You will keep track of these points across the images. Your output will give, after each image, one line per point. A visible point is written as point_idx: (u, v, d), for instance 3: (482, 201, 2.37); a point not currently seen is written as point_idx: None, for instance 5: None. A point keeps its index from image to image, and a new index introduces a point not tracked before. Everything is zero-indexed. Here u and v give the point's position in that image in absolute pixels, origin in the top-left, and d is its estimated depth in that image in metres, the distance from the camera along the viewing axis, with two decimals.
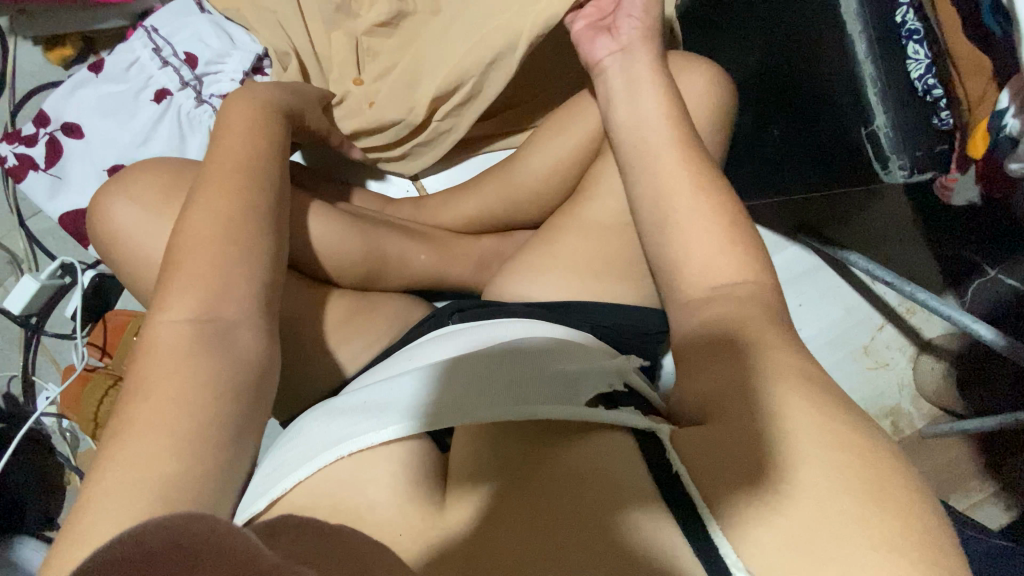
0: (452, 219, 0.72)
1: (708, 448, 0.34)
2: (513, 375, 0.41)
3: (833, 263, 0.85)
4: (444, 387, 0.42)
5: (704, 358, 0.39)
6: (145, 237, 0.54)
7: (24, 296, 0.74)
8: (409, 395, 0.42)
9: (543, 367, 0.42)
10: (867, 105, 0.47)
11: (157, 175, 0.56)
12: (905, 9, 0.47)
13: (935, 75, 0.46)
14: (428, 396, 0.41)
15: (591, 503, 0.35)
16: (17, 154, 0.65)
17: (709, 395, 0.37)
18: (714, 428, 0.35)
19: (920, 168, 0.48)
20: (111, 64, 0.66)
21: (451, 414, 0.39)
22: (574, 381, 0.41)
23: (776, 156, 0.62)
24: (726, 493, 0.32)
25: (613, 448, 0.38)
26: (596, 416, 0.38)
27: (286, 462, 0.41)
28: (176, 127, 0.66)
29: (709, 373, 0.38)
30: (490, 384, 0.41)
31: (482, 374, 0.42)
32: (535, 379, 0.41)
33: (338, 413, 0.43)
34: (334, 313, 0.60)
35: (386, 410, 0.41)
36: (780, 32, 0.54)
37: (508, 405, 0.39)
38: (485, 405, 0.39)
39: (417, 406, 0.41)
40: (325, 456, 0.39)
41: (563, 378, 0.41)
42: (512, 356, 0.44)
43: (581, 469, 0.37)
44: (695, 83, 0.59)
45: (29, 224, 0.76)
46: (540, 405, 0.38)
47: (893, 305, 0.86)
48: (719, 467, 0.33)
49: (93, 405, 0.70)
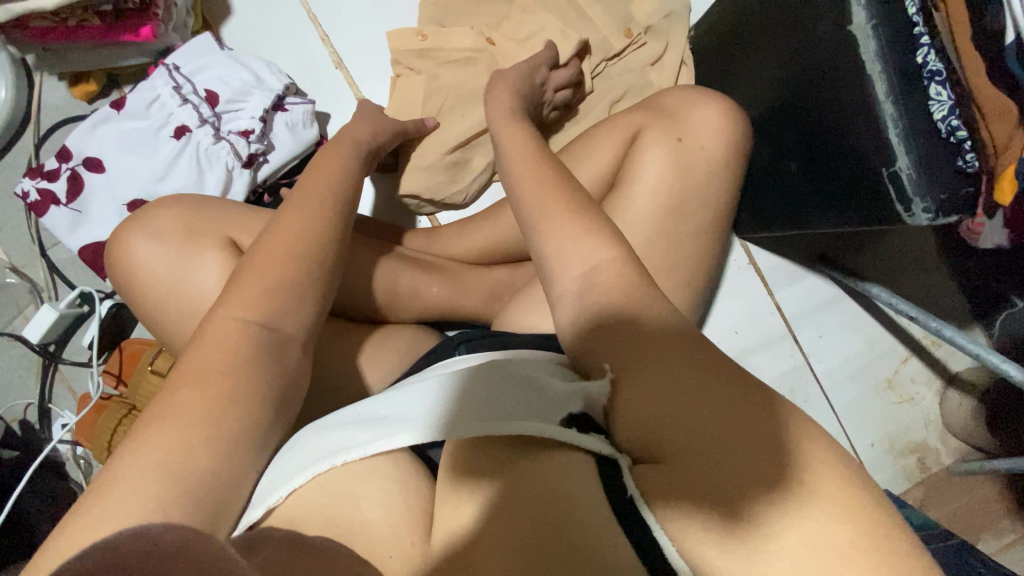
0: (464, 250, 0.72)
1: (663, 474, 0.32)
2: (492, 395, 0.41)
3: (853, 294, 0.82)
4: (438, 404, 0.41)
5: (628, 373, 0.36)
6: (160, 273, 0.54)
7: (43, 325, 0.74)
8: (406, 408, 0.42)
9: (524, 386, 0.41)
10: (888, 146, 0.46)
11: (173, 211, 0.57)
12: (926, 49, 0.45)
13: (959, 116, 0.44)
14: (419, 410, 0.41)
15: (550, 526, 0.34)
16: (39, 188, 0.66)
17: (655, 409, 0.34)
18: (670, 447, 0.33)
19: (945, 211, 0.46)
20: (132, 101, 0.67)
21: (431, 430, 0.39)
22: (551, 397, 0.40)
23: (791, 194, 0.61)
24: (675, 517, 0.31)
25: (574, 468, 0.36)
26: (562, 435, 0.36)
27: (281, 467, 0.40)
28: (197, 165, 0.67)
29: (652, 381, 0.35)
30: (469, 402, 0.40)
31: (465, 393, 0.42)
32: (513, 398, 0.40)
33: (327, 429, 0.43)
34: (346, 346, 0.60)
35: (382, 425, 0.41)
36: (799, 67, 0.54)
37: (488, 419, 0.38)
38: (470, 420, 0.38)
39: (410, 420, 0.40)
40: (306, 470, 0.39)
41: (544, 395, 0.40)
42: (496, 375, 0.43)
43: (544, 491, 0.36)
44: (707, 116, 0.59)
45: (49, 253, 0.77)
46: (515, 420, 0.37)
47: (916, 338, 0.83)
48: (682, 491, 0.31)
49: (107, 433, 0.71)
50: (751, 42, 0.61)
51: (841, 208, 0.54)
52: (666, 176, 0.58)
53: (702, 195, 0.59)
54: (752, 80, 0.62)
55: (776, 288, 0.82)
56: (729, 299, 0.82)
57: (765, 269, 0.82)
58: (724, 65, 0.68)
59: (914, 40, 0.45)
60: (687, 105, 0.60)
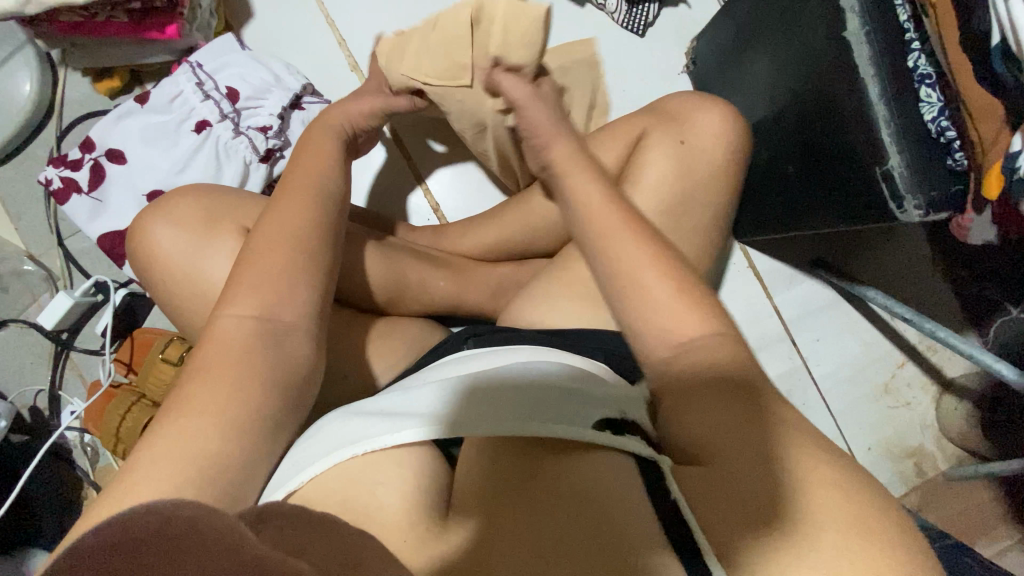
0: (473, 247, 0.75)
1: (709, 491, 0.34)
2: (526, 394, 0.42)
3: (849, 299, 0.84)
4: (470, 398, 0.43)
5: (684, 393, 0.39)
6: (179, 257, 0.56)
7: (58, 312, 0.76)
8: (425, 403, 0.43)
9: (558, 389, 0.43)
10: (880, 145, 0.48)
11: (192, 200, 0.59)
12: (916, 54, 0.48)
13: (947, 117, 0.47)
14: (443, 407, 0.43)
15: (587, 519, 0.37)
16: (62, 177, 0.68)
17: (712, 432, 0.36)
18: (718, 467, 0.35)
19: (934, 207, 0.48)
20: (156, 96, 0.70)
21: (465, 425, 0.40)
22: (584, 402, 0.42)
23: (788, 195, 0.63)
24: (727, 537, 0.33)
25: (613, 468, 0.39)
26: (604, 440, 0.39)
27: (300, 458, 0.41)
28: (215, 158, 0.69)
29: (713, 410, 0.37)
30: (502, 401, 0.42)
31: (496, 392, 0.43)
32: (547, 399, 0.42)
33: (353, 418, 0.44)
34: (355, 334, 0.62)
35: (399, 417, 0.43)
36: (795, 73, 0.57)
37: (520, 419, 0.40)
38: (505, 418, 0.40)
39: (430, 414, 0.42)
40: (336, 456, 0.40)
41: (574, 400, 0.42)
42: (525, 375, 0.45)
43: (582, 486, 0.38)
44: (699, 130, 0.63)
45: (66, 242, 0.79)
46: (554, 424, 0.40)
47: (912, 343, 0.84)
48: (728, 514, 0.33)
49: (115, 421, 0.73)
50: (749, 51, 0.64)
51: (837, 206, 0.56)
52: (669, 176, 0.61)
53: (703, 194, 0.61)
54: (751, 87, 0.65)
55: (775, 292, 0.84)
56: (729, 301, 0.83)
57: (765, 272, 0.84)
58: (723, 77, 0.72)
59: (905, 46, 0.48)
60: (688, 110, 0.62)
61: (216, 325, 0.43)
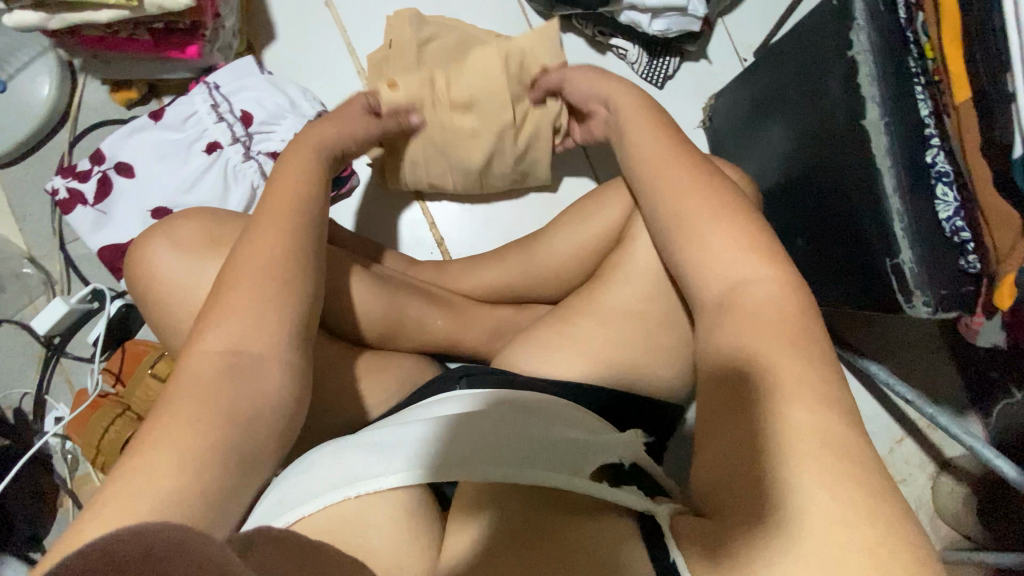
0: (474, 285, 0.74)
1: (706, 533, 0.34)
2: (522, 437, 0.42)
3: (852, 368, 0.83)
4: (465, 437, 0.42)
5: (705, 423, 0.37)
6: (175, 283, 0.56)
7: (53, 317, 0.76)
8: (418, 440, 0.42)
9: (557, 435, 0.43)
10: (892, 238, 0.47)
11: (194, 224, 0.58)
12: (935, 150, 0.47)
13: (964, 217, 0.46)
14: (440, 447, 0.42)
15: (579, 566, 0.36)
16: (68, 187, 0.68)
17: (713, 474, 0.35)
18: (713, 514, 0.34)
19: (944, 306, 0.47)
20: (170, 114, 0.70)
21: (458, 469, 0.40)
22: (582, 450, 0.42)
23: (796, 268, 0.63)
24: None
25: (615, 528, 0.38)
26: (602, 493, 0.38)
27: (292, 491, 0.40)
28: (223, 181, 0.69)
29: (722, 439, 0.35)
30: (498, 442, 0.41)
31: (491, 433, 0.42)
32: (544, 446, 0.41)
33: (345, 451, 0.43)
34: (348, 371, 0.62)
35: (394, 456, 0.42)
36: (809, 150, 0.56)
37: (518, 465, 0.40)
38: (499, 462, 0.40)
39: (426, 455, 0.41)
40: (328, 496, 0.39)
41: (572, 445, 0.42)
42: (522, 418, 0.44)
43: (579, 538, 0.38)
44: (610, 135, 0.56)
45: (68, 248, 0.78)
46: (549, 473, 0.39)
47: (914, 419, 0.83)
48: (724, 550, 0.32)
49: (99, 431, 0.73)
50: (764, 117, 0.64)
51: (843, 286, 0.56)
52: None
53: None
54: (764, 153, 0.65)
55: None
56: None
57: None
58: (737, 143, 0.71)
59: (924, 141, 0.47)
60: None
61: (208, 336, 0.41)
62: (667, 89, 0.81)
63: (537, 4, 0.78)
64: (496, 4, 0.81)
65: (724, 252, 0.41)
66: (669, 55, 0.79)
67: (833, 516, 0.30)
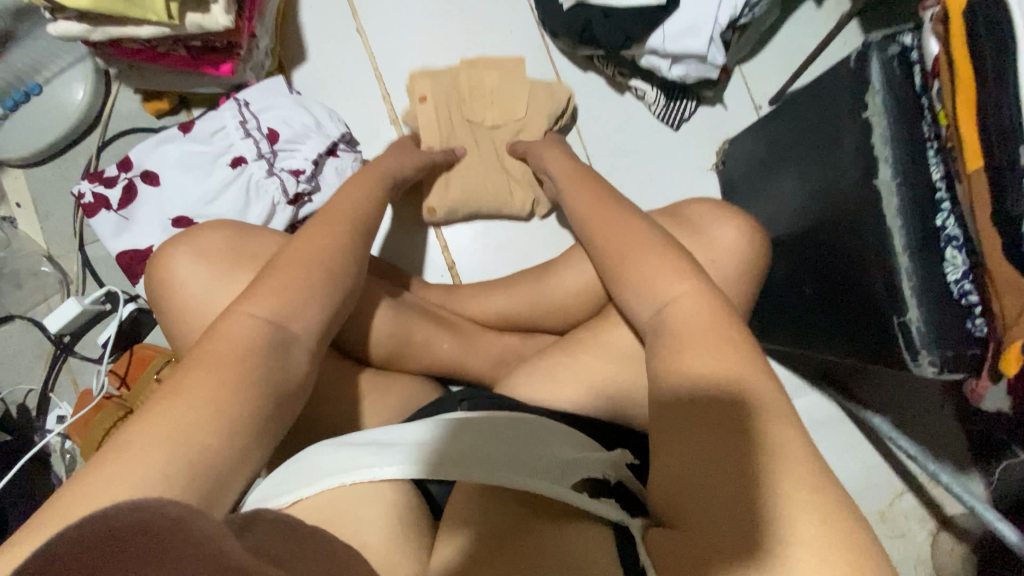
0: (482, 311, 0.75)
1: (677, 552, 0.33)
2: (518, 445, 0.43)
3: (854, 418, 0.83)
4: (464, 438, 0.43)
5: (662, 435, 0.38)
6: (191, 293, 0.57)
7: (65, 316, 0.77)
8: (419, 437, 0.44)
9: (550, 447, 0.44)
10: (900, 297, 0.48)
11: (215, 236, 0.59)
12: (946, 214, 0.48)
13: (971, 281, 0.47)
14: (426, 445, 0.43)
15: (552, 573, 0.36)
16: (94, 192, 0.70)
17: (674, 484, 0.36)
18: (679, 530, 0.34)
19: (950, 366, 0.47)
20: (200, 127, 0.72)
21: (452, 467, 0.41)
22: (572, 464, 0.42)
23: (803, 316, 0.63)
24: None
25: (593, 541, 0.37)
26: (578, 501, 0.38)
27: (291, 478, 0.41)
28: (246, 194, 0.71)
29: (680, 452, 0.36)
30: (495, 447, 0.43)
31: (489, 437, 0.44)
32: (537, 455, 0.42)
33: (346, 444, 0.44)
34: (354, 389, 0.62)
35: (387, 452, 0.43)
36: (821, 203, 0.57)
37: (500, 467, 0.41)
38: (490, 464, 0.41)
39: (418, 451, 0.42)
40: (323, 483, 0.40)
41: (565, 461, 0.42)
42: (520, 427, 0.46)
43: (550, 546, 0.38)
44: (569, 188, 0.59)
45: (87, 249, 0.80)
46: (528, 476, 0.40)
47: (915, 473, 0.82)
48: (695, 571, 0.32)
49: (97, 435, 0.72)
50: (778, 167, 0.65)
51: (851, 338, 0.56)
52: None
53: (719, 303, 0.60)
54: (777, 201, 0.66)
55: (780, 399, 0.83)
56: None
57: (780, 381, 0.82)
58: (749, 189, 0.73)
59: (935, 203, 0.48)
60: (710, 220, 0.61)
61: (229, 324, 0.41)
62: (682, 131, 0.83)
63: (560, 43, 0.81)
64: (521, 39, 0.83)
65: (670, 293, 0.43)
66: (686, 98, 0.81)
67: (814, 564, 0.30)
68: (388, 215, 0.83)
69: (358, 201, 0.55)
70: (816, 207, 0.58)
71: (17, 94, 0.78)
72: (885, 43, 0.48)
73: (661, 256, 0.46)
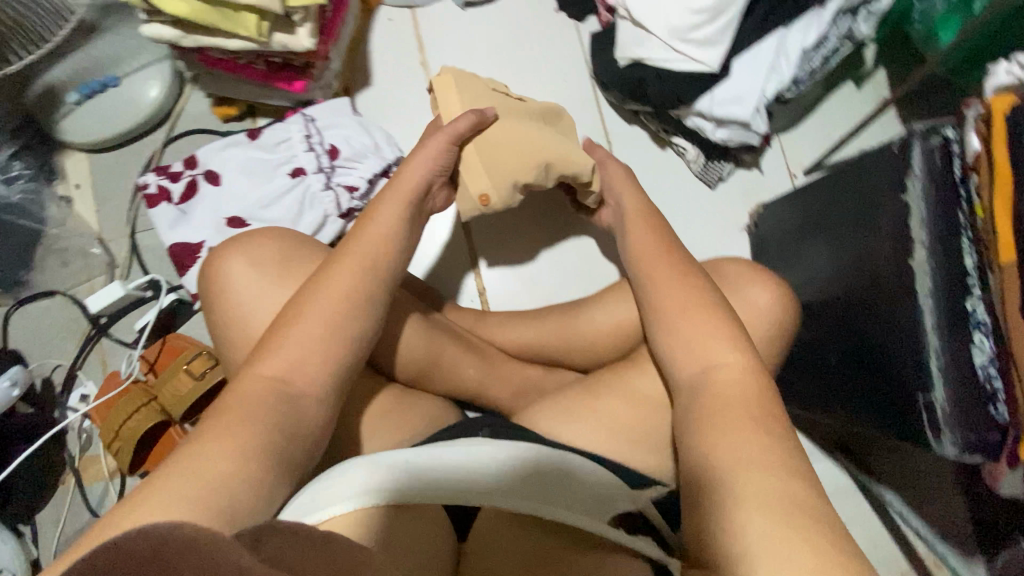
0: (508, 340, 0.77)
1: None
2: (561, 480, 0.45)
3: (862, 490, 0.83)
4: (510, 469, 0.44)
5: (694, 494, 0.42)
6: (243, 290, 0.59)
7: (107, 299, 0.79)
8: (465, 459, 0.44)
9: (584, 481, 0.47)
10: (928, 375, 0.50)
11: (271, 241, 0.62)
12: (976, 299, 0.50)
13: (996, 367, 0.49)
14: (470, 464, 0.43)
15: None
16: (159, 184, 0.73)
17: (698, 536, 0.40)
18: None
19: (973, 449, 0.49)
20: (266, 136, 0.76)
21: (502, 495, 0.42)
22: (605, 496, 0.46)
23: (827, 388, 0.65)
24: None
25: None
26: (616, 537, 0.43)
27: (331, 486, 0.40)
28: (297, 204, 0.74)
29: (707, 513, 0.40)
30: (538, 480, 0.44)
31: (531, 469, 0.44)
32: (575, 490, 0.45)
33: (387, 456, 0.43)
34: (381, 402, 0.64)
35: (434, 472, 0.42)
36: (853, 277, 0.60)
37: (536, 500, 0.42)
38: (537, 497, 0.43)
39: (465, 475, 0.42)
40: (371, 497, 0.39)
41: (597, 492, 0.46)
42: (559, 461, 0.46)
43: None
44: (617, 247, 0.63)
45: (138, 237, 0.83)
46: (570, 510, 0.43)
47: (920, 554, 0.81)
48: None
49: (121, 418, 0.75)
50: (812, 236, 0.68)
51: (873, 412, 0.57)
52: None
53: None
54: (808, 268, 0.68)
55: None
56: None
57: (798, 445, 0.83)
58: (781, 253, 0.76)
59: (966, 289, 0.50)
60: (742, 279, 0.64)
61: (250, 370, 0.46)
62: (718, 190, 0.86)
63: (611, 95, 0.85)
64: (573, 88, 0.88)
65: (717, 357, 0.48)
66: (724, 160, 0.85)
67: None
68: (426, 237, 0.86)
69: (413, 222, 0.58)
70: (846, 279, 0.61)
71: (95, 83, 0.81)
72: (926, 134, 0.51)
73: (716, 318, 0.50)
